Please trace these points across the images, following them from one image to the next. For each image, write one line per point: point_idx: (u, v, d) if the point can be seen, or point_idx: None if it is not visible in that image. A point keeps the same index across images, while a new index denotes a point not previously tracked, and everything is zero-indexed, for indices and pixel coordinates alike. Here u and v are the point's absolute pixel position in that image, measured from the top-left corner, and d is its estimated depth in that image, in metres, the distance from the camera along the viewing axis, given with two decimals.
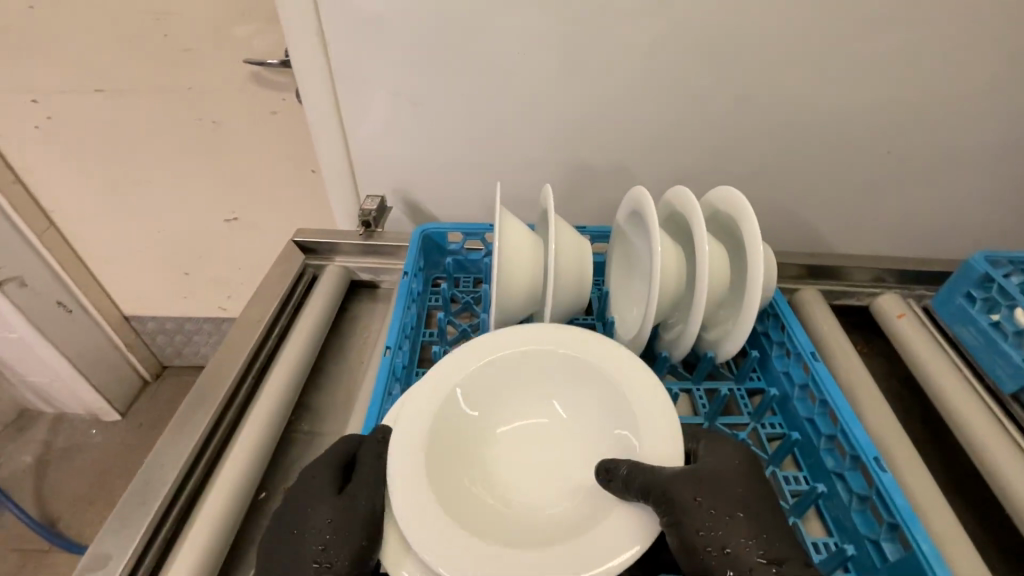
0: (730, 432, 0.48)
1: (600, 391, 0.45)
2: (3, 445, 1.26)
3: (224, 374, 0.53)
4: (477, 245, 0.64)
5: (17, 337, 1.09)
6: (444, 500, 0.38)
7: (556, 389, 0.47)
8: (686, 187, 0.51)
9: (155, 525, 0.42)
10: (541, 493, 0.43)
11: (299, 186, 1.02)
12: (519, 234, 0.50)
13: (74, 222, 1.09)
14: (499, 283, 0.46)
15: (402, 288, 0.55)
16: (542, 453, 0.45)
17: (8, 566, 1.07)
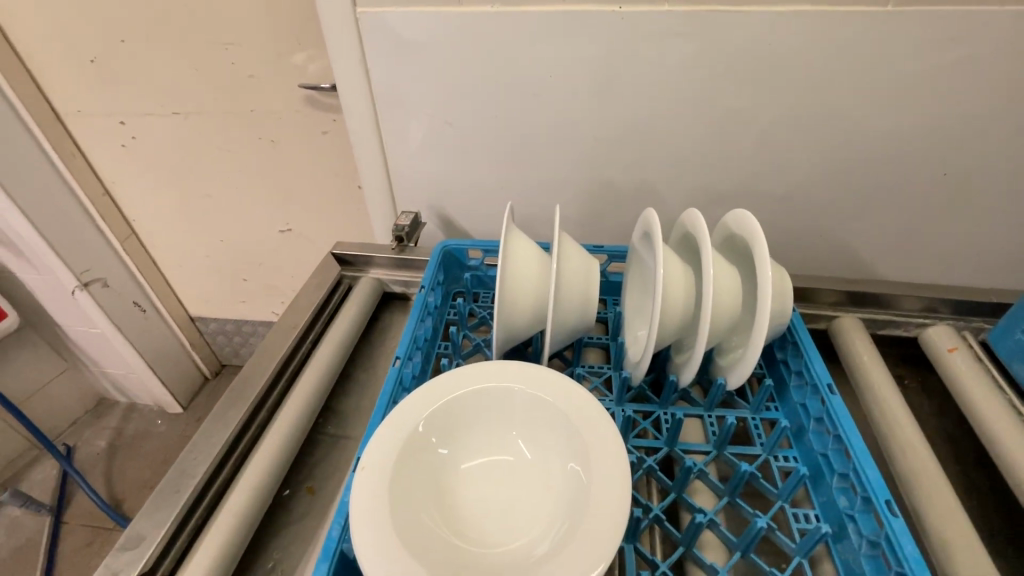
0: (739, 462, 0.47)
1: (564, 426, 0.40)
2: (82, 429, 1.40)
3: (258, 374, 0.57)
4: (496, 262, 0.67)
5: (98, 333, 1.22)
6: (403, 534, 0.33)
7: (525, 424, 0.42)
8: (699, 211, 0.52)
9: (185, 513, 0.46)
10: (505, 539, 0.36)
11: (347, 200, 1.08)
12: (527, 254, 0.51)
13: (150, 230, 1.21)
14: (502, 300, 0.48)
15: (418, 301, 0.59)
16: (509, 495, 0.39)
17: (79, 541, 1.18)
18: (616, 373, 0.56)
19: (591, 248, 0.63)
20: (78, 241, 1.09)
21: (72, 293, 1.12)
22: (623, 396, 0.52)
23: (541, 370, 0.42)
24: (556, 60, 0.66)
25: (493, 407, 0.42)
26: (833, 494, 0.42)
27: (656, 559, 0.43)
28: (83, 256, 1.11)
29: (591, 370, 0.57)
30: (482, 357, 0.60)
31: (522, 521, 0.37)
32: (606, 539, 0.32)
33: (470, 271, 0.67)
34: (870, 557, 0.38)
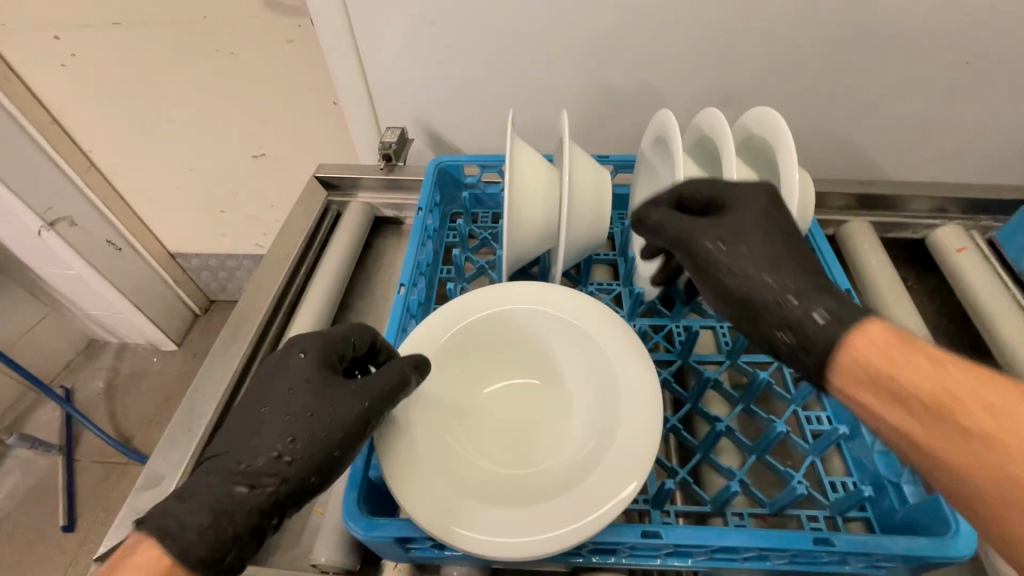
0: (752, 370, 0.48)
1: (584, 346, 0.39)
2: (77, 371, 1.39)
3: (256, 309, 0.55)
4: (494, 178, 0.63)
5: (75, 274, 1.16)
6: (434, 462, 0.33)
7: (544, 347, 0.41)
8: (719, 111, 0.47)
9: (201, 451, 0.46)
10: (532, 459, 0.37)
11: (323, 119, 1.00)
12: (535, 168, 0.48)
13: (110, 161, 1.12)
14: (512, 220, 0.45)
15: (416, 224, 0.55)
16: (534, 417, 0.39)
17: (95, 476, 1.20)
18: (626, 290, 0.55)
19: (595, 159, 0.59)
20: (33, 177, 1.01)
21: (39, 234, 1.05)
22: (635, 312, 0.51)
23: (557, 290, 0.41)
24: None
25: (512, 331, 0.41)
26: (846, 396, 0.43)
27: (675, 468, 0.44)
28: (42, 194, 1.03)
29: (600, 288, 0.56)
30: (485, 280, 0.59)
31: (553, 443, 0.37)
32: (640, 455, 0.31)
33: (467, 190, 0.62)
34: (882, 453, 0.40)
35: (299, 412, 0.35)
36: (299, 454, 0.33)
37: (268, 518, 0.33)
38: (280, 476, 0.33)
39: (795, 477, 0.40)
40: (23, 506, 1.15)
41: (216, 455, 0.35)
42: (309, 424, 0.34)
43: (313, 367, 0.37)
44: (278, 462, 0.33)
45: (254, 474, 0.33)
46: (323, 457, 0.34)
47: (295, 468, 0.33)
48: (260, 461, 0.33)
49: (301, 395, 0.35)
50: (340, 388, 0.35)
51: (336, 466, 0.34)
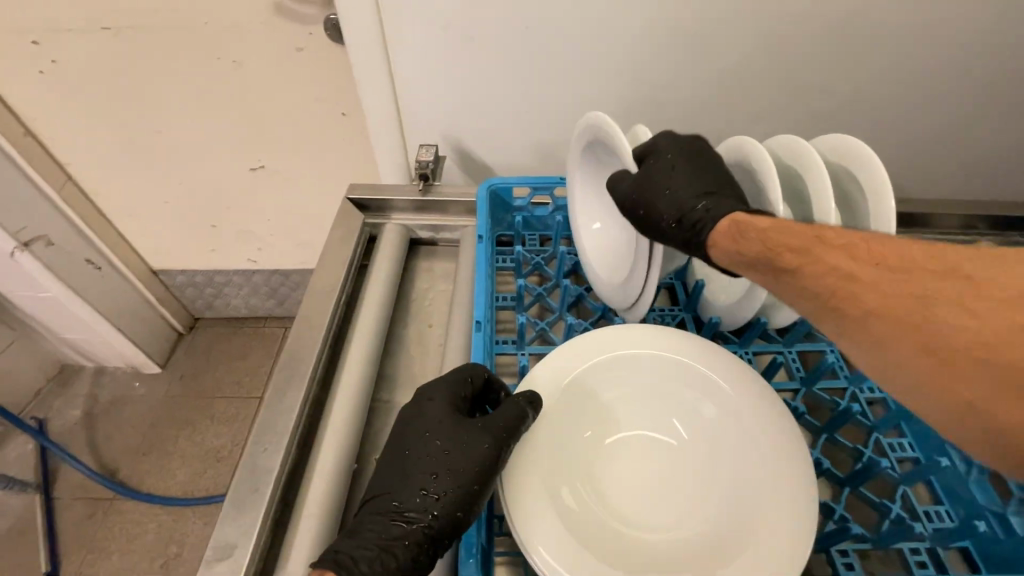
0: (830, 398, 0.48)
1: (725, 420, 0.42)
2: (49, 399, 1.28)
3: (308, 348, 0.51)
4: (543, 200, 0.61)
5: (50, 296, 1.07)
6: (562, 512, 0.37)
7: (681, 408, 0.44)
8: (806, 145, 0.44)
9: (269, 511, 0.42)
10: (660, 515, 0.39)
11: (330, 131, 0.95)
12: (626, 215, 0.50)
13: (91, 175, 1.03)
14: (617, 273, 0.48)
15: (479, 256, 0.53)
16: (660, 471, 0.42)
17: (77, 514, 1.12)
18: (690, 316, 0.54)
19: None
20: (6, 194, 0.92)
21: (12, 255, 0.96)
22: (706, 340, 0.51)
23: (709, 353, 0.45)
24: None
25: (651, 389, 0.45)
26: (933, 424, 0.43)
27: None
28: (16, 212, 0.94)
29: (661, 314, 0.55)
30: (540, 307, 0.58)
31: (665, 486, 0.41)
32: (792, 548, 0.34)
33: (516, 213, 0.60)
34: (978, 482, 0.40)
35: (438, 452, 0.39)
36: (448, 493, 0.37)
37: (422, 555, 0.35)
38: (434, 513, 0.36)
39: (895, 510, 0.40)
40: None
41: (371, 501, 0.38)
42: (450, 461, 0.38)
43: (443, 411, 0.41)
44: (432, 503, 0.37)
45: (409, 516, 0.36)
46: (467, 489, 0.37)
47: (448, 506, 0.36)
48: (411, 501, 0.37)
49: (438, 438, 0.40)
50: (471, 430, 0.40)
51: (480, 500, 0.37)
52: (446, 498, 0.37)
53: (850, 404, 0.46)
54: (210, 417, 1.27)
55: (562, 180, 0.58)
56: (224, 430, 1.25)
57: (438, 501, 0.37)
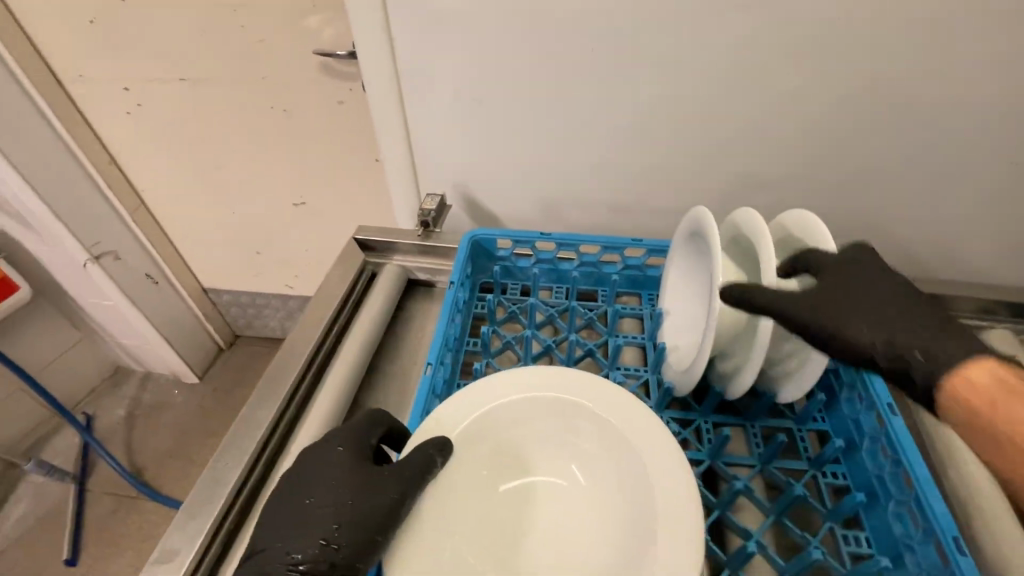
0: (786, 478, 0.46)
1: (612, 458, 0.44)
2: (100, 397, 1.41)
3: (287, 373, 0.55)
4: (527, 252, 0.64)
5: (112, 305, 1.21)
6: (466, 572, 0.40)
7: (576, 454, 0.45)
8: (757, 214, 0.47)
9: (218, 525, 0.45)
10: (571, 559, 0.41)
11: (364, 175, 1.04)
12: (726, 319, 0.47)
13: (159, 200, 1.17)
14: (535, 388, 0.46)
15: (447, 298, 0.56)
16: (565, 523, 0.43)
17: (104, 508, 1.20)
18: (654, 377, 0.54)
19: (630, 241, 0.60)
20: (87, 213, 1.06)
21: (84, 266, 1.10)
22: (662, 405, 0.51)
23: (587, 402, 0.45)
24: (598, 32, 0.60)
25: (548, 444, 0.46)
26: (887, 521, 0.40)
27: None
28: (93, 228, 1.08)
29: (628, 373, 0.55)
30: (511, 355, 0.59)
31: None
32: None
33: (498, 263, 0.63)
34: None
35: (348, 504, 0.39)
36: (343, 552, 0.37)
37: None
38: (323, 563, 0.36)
39: None
40: (31, 534, 1.15)
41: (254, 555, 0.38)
42: (354, 520, 0.38)
43: (349, 462, 0.42)
44: (321, 555, 0.37)
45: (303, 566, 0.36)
46: (365, 547, 0.37)
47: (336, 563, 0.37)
48: (309, 557, 0.37)
49: (342, 485, 0.40)
50: (381, 477, 0.40)
51: (376, 553, 0.38)
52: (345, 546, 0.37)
53: (801, 486, 0.43)
54: None
55: (542, 233, 0.60)
56: None
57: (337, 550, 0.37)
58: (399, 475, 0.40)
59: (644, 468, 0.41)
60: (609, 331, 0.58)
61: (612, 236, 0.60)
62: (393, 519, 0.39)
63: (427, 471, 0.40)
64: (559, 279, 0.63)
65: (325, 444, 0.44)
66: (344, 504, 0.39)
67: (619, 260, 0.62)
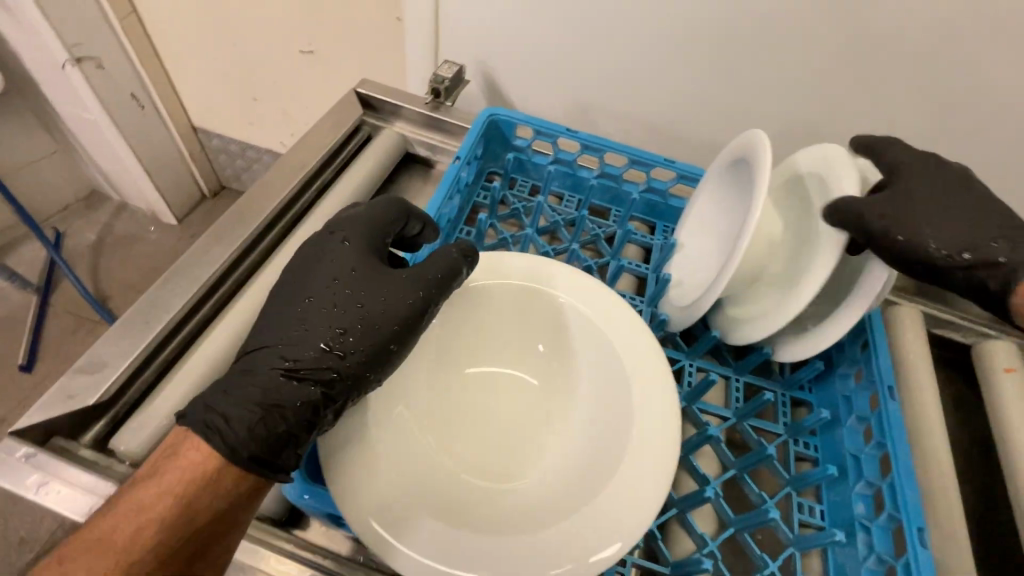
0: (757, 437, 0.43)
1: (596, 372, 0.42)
2: (73, 217, 1.36)
3: (254, 216, 0.51)
4: (545, 148, 0.57)
5: (92, 120, 1.12)
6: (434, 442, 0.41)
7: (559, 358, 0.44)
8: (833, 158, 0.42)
9: (153, 349, 0.43)
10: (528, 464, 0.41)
11: (381, 33, 0.93)
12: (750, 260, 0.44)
13: (152, 13, 1.04)
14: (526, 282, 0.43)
15: (449, 174, 0.50)
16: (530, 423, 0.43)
17: (65, 325, 1.19)
18: (647, 309, 0.50)
19: (662, 161, 0.53)
20: (69, 6, 0.95)
21: (63, 67, 1.00)
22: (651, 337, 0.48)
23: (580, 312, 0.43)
24: None
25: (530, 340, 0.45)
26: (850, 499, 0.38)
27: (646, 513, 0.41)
28: (75, 26, 0.97)
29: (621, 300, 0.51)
30: None
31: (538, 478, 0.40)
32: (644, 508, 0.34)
33: (513, 152, 0.57)
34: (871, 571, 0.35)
35: (355, 307, 0.38)
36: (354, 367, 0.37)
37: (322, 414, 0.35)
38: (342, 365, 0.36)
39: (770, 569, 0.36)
40: None
41: (258, 350, 0.37)
42: (366, 328, 0.38)
43: (354, 257, 0.40)
44: (332, 356, 0.36)
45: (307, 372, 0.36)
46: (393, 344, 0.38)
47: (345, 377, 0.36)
48: (310, 361, 0.36)
49: (349, 286, 0.39)
50: (395, 280, 0.40)
51: (389, 362, 0.38)
52: (351, 355, 0.37)
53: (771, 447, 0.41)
54: None
55: (567, 128, 0.53)
56: None
57: (342, 356, 0.36)
58: (415, 281, 0.40)
59: (632, 387, 0.39)
60: (613, 253, 0.52)
61: (644, 151, 0.53)
62: (417, 319, 0.39)
63: (446, 282, 0.40)
64: (573, 187, 0.57)
65: (329, 238, 0.42)
66: (354, 308, 0.38)
67: (643, 180, 0.55)
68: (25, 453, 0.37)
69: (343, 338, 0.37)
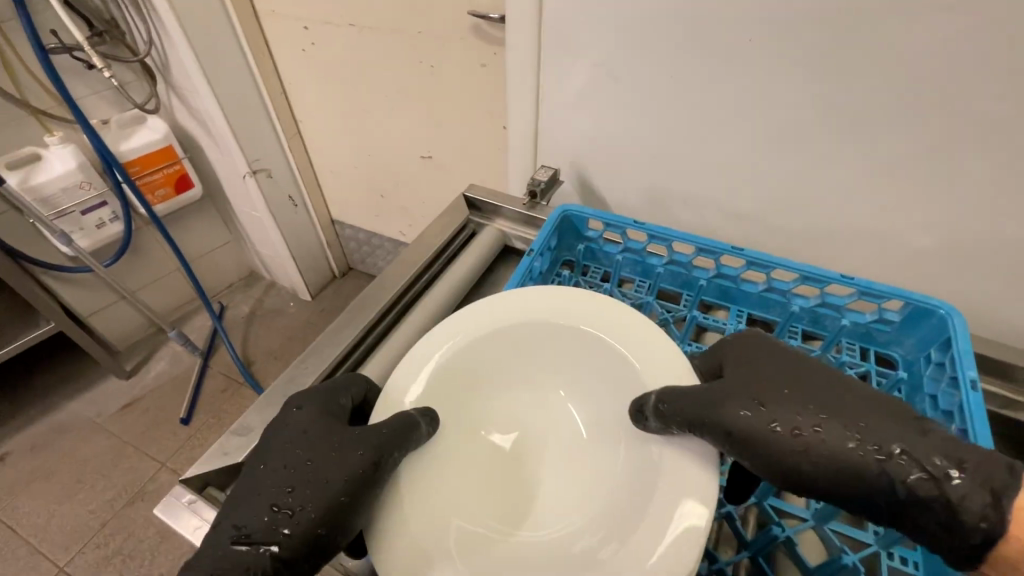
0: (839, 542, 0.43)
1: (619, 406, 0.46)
2: (235, 292, 1.63)
3: (372, 305, 0.60)
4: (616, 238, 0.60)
5: (258, 216, 1.38)
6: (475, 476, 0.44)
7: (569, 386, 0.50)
8: None
9: None
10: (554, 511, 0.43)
11: (490, 140, 1.07)
12: None
13: (312, 132, 1.30)
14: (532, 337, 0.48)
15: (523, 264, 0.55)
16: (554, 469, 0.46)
17: (217, 385, 1.41)
18: None
19: (729, 249, 0.53)
20: (254, 131, 1.22)
21: (243, 177, 1.27)
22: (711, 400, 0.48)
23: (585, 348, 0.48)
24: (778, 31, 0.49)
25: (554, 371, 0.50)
26: None
27: None
28: (255, 145, 1.24)
29: None
30: None
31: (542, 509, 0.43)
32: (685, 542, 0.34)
33: (585, 243, 0.61)
34: None
35: (305, 466, 0.38)
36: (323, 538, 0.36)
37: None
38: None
39: None
40: (162, 388, 1.39)
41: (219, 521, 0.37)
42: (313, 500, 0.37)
43: (310, 420, 0.42)
44: (286, 529, 0.36)
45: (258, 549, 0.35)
46: None
47: (290, 532, 0.36)
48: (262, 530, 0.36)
49: (305, 452, 0.39)
50: (348, 439, 0.39)
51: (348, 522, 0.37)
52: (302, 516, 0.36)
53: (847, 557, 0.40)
54: None
55: (636, 221, 0.56)
56: None
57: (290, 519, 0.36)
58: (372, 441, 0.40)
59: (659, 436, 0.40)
60: (681, 336, 0.55)
61: (710, 239, 0.54)
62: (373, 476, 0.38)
63: (399, 443, 0.39)
64: (644, 273, 0.59)
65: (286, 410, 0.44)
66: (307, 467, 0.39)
67: (713, 266, 0.56)
68: (189, 499, 0.45)
69: (296, 503, 0.36)
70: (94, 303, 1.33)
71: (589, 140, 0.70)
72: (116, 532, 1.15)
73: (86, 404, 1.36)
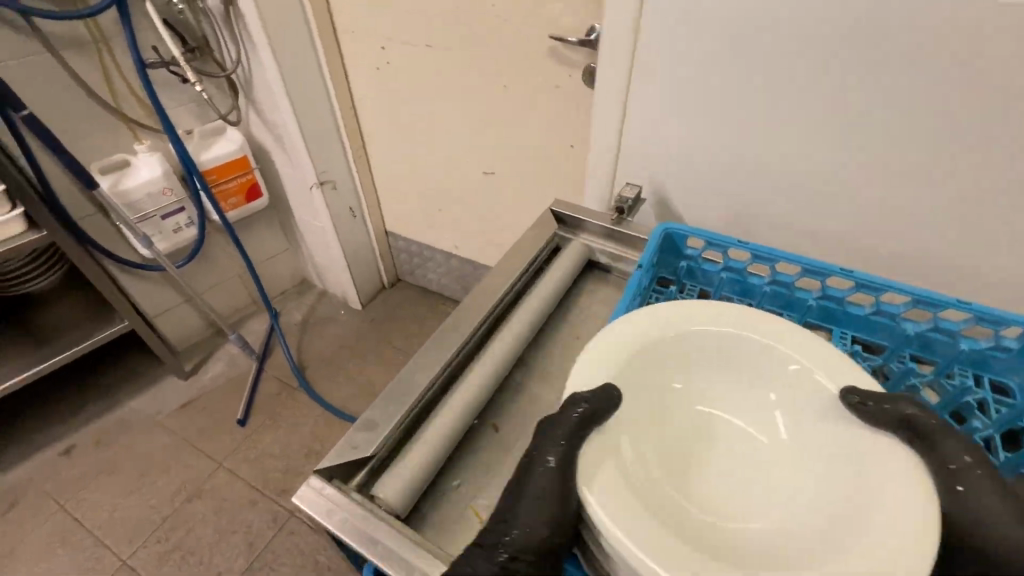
0: None
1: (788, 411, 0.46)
2: (288, 299, 1.68)
3: (473, 314, 0.63)
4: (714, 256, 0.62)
5: (319, 226, 1.43)
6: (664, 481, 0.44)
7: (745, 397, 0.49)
8: None
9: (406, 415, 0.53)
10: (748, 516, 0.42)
11: (556, 158, 1.10)
12: None
13: (376, 147, 1.35)
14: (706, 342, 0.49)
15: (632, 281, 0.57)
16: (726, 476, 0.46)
17: (271, 388, 1.44)
18: None
19: (839, 271, 0.54)
20: (324, 144, 1.27)
21: (311, 188, 1.32)
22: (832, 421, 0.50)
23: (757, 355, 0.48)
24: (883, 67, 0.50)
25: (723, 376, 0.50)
26: None
27: None
28: (323, 158, 1.29)
29: None
30: None
31: (740, 514, 0.42)
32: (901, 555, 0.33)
33: (685, 260, 0.63)
34: None
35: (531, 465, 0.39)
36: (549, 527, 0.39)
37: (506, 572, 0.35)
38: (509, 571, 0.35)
39: None
40: (219, 388, 1.43)
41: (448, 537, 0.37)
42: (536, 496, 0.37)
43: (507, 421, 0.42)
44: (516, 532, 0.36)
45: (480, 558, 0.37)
46: None
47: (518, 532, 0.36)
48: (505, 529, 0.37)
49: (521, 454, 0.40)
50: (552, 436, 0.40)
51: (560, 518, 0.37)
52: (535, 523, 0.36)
53: None
54: (379, 358, 1.52)
55: (739, 241, 0.58)
56: (384, 373, 1.49)
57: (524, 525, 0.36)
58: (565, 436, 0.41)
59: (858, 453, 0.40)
60: None
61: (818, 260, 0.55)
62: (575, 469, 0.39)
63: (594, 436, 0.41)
64: (743, 292, 0.60)
65: None
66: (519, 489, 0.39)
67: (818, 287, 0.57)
68: (325, 488, 0.47)
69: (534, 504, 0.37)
70: (160, 304, 1.39)
71: (673, 166, 0.70)
72: (175, 528, 1.18)
73: (147, 401, 1.41)
